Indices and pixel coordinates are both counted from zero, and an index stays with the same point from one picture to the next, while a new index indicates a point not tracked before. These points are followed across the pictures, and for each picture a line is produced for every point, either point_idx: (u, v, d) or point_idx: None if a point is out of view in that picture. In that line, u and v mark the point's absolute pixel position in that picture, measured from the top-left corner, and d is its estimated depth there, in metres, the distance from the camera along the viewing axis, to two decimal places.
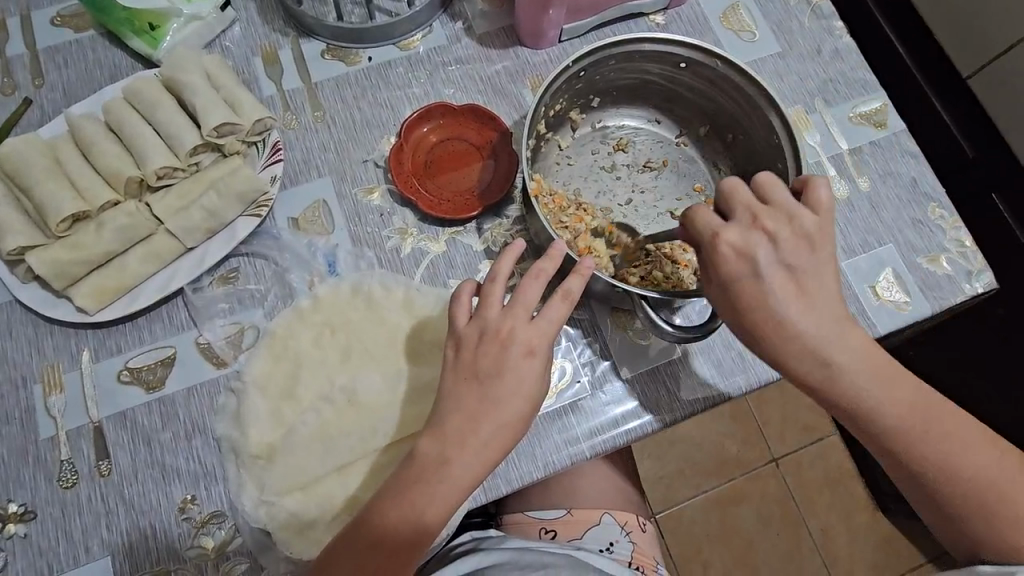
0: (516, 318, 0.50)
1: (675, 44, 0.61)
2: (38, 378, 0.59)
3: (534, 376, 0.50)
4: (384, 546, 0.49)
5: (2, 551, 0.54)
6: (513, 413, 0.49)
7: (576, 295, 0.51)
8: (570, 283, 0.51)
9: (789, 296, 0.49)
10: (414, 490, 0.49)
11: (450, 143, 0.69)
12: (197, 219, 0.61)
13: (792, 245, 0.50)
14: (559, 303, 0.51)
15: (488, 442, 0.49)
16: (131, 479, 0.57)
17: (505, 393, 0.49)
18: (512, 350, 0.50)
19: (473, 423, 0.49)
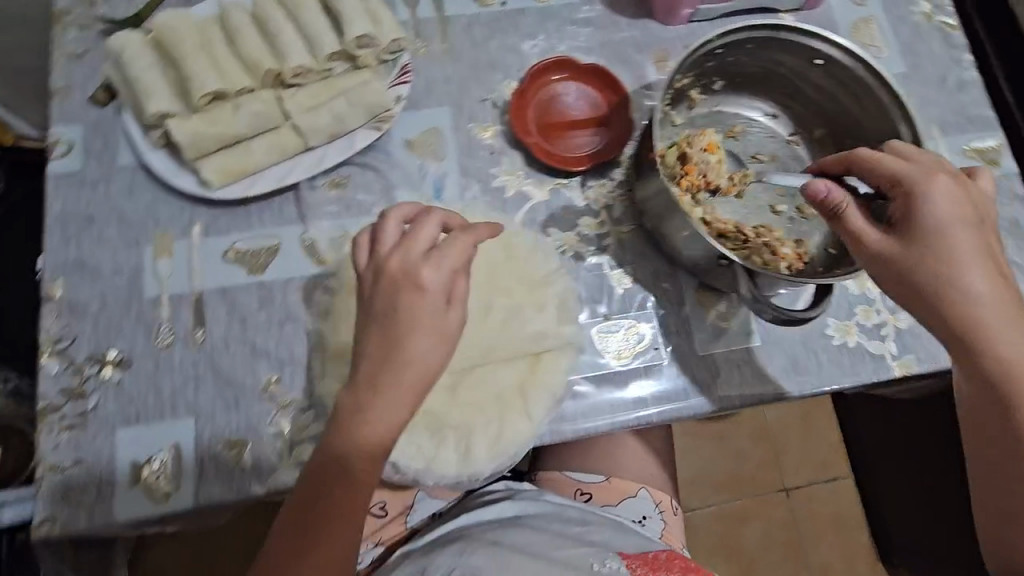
0: (424, 259, 0.52)
1: (818, 39, 0.61)
2: (150, 241, 0.62)
3: (443, 322, 0.52)
4: (327, 498, 0.51)
5: (96, 392, 0.57)
6: (423, 361, 0.51)
7: (482, 238, 0.54)
8: (461, 241, 0.53)
9: (968, 258, 0.52)
10: (349, 441, 0.50)
11: (570, 97, 0.69)
12: (325, 120, 0.63)
13: (963, 206, 0.52)
14: (454, 253, 0.52)
15: (409, 387, 0.50)
16: (223, 350, 0.59)
17: (417, 339, 0.51)
18: (407, 291, 0.51)
19: (382, 368, 0.50)
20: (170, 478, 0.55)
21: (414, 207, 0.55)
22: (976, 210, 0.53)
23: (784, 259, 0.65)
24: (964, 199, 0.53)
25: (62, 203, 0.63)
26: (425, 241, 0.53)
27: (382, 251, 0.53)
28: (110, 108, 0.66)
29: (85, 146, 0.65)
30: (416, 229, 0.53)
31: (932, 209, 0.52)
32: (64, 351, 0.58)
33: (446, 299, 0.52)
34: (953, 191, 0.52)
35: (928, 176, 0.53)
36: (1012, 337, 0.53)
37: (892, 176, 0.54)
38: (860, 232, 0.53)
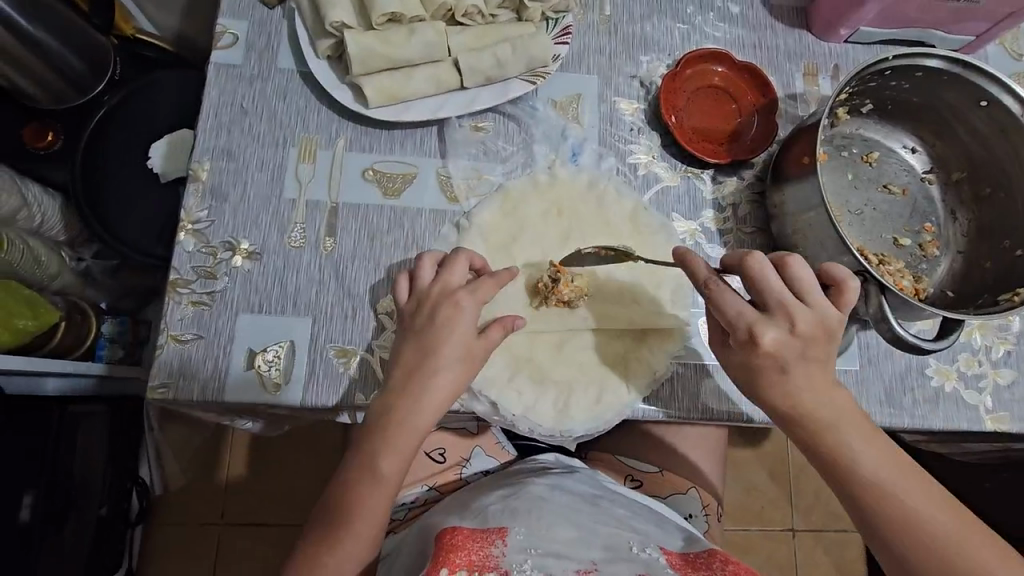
0: (460, 288, 0.55)
1: (991, 79, 0.61)
2: (296, 145, 0.64)
3: (467, 345, 0.54)
4: (358, 485, 0.53)
5: (226, 276, 0.59)
6: (449, 381, 0.53)
7: (501, 277, 0.56)
8: (483, 283, 0.55)
9: (767, 365, 0.53)
10: (367, 443, 0.53)
11: (719, 92, 0.70)
12: (485, 62, 0.64)
13: (813, 345, 0.52)
14: (484, 283, 0.55)
15: (439, 397, 0.53)
16: (349, 262, 0.61)
17: (446, 351, 0.53)
18: (443, 310, 0.54)
19: (411, 378, 0.53)
20: (282, 371, 0.57)
21: (469, 254, 0.57)
22: (814, 356, 0.53)
23: (904, 288, 0.64)
24: (802, 346, 0.52)
25: (220, 91, 0.65)
26: (463, 275, 0.56)
27: (421, 284, 0.56)
28: (278, 10, 0.67)
29: (248, 41, 0.66)
30: (450, 263, 0.56)
31: (774, 353, 0.52)
32: (202, 232, 0.60)
33: (476, 330, 0.55)
34: (808, 367, 0.53)
35: (755, 328, 0.52)
36: (927, 501, 0.50)
37: (752, 326, 0.52)
38: (729, 325, 0.53)
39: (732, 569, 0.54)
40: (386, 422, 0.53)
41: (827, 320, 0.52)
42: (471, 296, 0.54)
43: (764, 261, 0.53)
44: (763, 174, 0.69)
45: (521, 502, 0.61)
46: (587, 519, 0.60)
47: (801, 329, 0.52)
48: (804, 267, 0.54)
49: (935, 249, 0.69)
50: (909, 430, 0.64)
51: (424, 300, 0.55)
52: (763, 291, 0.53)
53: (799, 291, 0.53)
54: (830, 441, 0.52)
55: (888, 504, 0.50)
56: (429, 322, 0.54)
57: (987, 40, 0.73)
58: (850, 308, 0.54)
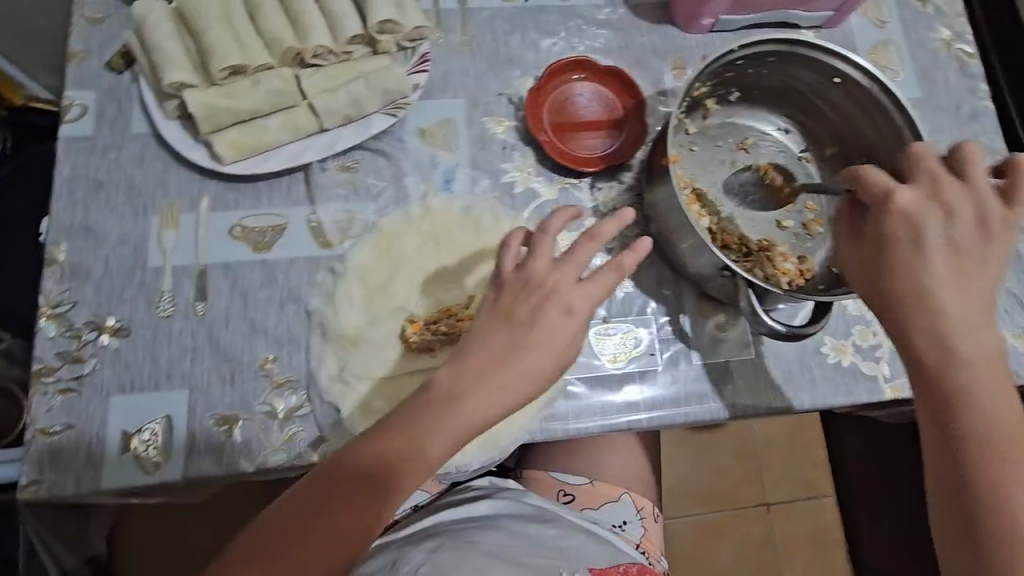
0: (572, 285, 0.51)
1: (838, 56, 0.61)
2: (157, 211, 0.62)
3: (559, 351, 0.51)
4: (360, 496, 0.48)
5: (93, 358, 0.57)
6: (538, 374, 0.50)
7: (531, 231, 0.53)
8: (623, 257, 0.51)
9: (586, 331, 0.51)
10: (357, 494, 0.48)
11: (587, 98, 0.69)
12: (341, 102, 0.63)
13: (977, 254, 0.49)
14: (609, 273, 0.52)
15: (505, 392, 0.50)
16: (222, 325, 0.59)
17: (534, 357, 0.50)
18: (549, 311, 0.51)
19: (498, 375, 0.50)
20: (162, 448, 0.56)
21: (620, 217, 0.53)
22: (973, 262, 0.49)
23: (787, 273, 0.65)
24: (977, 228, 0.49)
25: (71, 166, 0.63)
26: (550, 258, 0.52)
27: (539, 264, 0.52)
28: (127, 74, 0.66)
29: (98, 111, 0.64)
30: (574, 252, 0.52)
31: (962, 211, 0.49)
32: (63, 315, 0.58)
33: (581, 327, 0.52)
34: (966, 243, 0.49)
35: (941, 204, 0.49)
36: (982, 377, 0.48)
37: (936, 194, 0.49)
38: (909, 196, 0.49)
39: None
40: (384, 464, 0.48)
41: (987, 203, 0.49)
42: (578, 318, 0.51)
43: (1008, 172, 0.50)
44: (640, 176, 0.68)
45: (443, 556, 0.61)
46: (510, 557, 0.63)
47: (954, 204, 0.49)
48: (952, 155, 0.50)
49: (819, 227, 0.69)
50: (811, 410, 0.65)
51: (528, 285, 0.51)
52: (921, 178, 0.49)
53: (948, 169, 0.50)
54: (972, 351, 0.48)
55: (1001, 528, 0.46)
56: (534, 323, 0.51)
57: (847, 12, 0.75)
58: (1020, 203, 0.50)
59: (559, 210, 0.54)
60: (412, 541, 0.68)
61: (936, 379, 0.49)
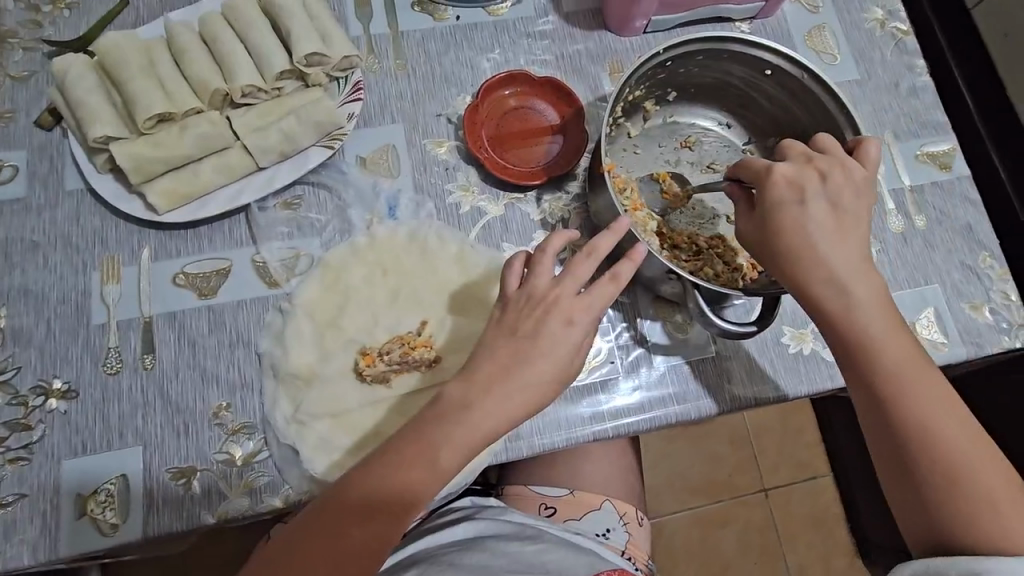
0: (572, 300, 0.52)
1: (765, 48, 0.62)
2: (98, 266, 0.61)
3: (565, 367, 0.52)
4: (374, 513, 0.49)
5: (41, 423, 0.56)
6: (544, 391, 0.52)
7: (600, 250, 0.53)
8: (620, 267, 0.52)
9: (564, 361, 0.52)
10: (368, 516, 0.49)
11: (525, 112, 0.69)
12: (274, 140, 0.62)
13: (845, 216, 0.55)
14: (606, 284, 0.53)
15: (519, 397, 0.51)
16: (172, 376, 0.58)
17: (537, 376, 0.51)
18: (552, 321, 0.52)
19: (505, 376, 0.51)
20: (118, 509, 0.54)
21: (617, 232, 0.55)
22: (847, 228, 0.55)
23: (738, 268, 0.65)
24: (843, 192, 0.55)
25: (7, 229, 0.62)
26: (549, 277, 0.54)
27: (535, 280, 0.53)
28: (57, 131, 0.65)
29: (31, 171, 0.64)
30: (573, 264, 0.53)
31: (824, 178, 0.55)
32: (8, 382, 0.57)
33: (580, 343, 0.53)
34: (834, 202, 0.55)
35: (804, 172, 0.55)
36: (880, 326, 0.53)
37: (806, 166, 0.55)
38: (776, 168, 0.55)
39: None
40: (389, 484, 0.49)
41: (849, 171, 0.55)
42: (579, 329, 0.52)
43: (864, 150, 0.57)
44: (586, 184, 0.68)
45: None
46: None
47: (821, 170, 0.55)
48: (824, 137, 0.58)
49: None
50: (775, 402, 0.65)
51: (533, 300, 0.53)
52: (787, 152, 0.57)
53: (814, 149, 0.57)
54: (864, 308, 0.53)
55: (953, 473, 0.51)
56: (536, 336, 0.52)
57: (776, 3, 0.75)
58: (873, 165, 0.57)
59: (555, 232, 0.55)
60: (394, 573, 0.68)
61: (844, 337, 0.54)
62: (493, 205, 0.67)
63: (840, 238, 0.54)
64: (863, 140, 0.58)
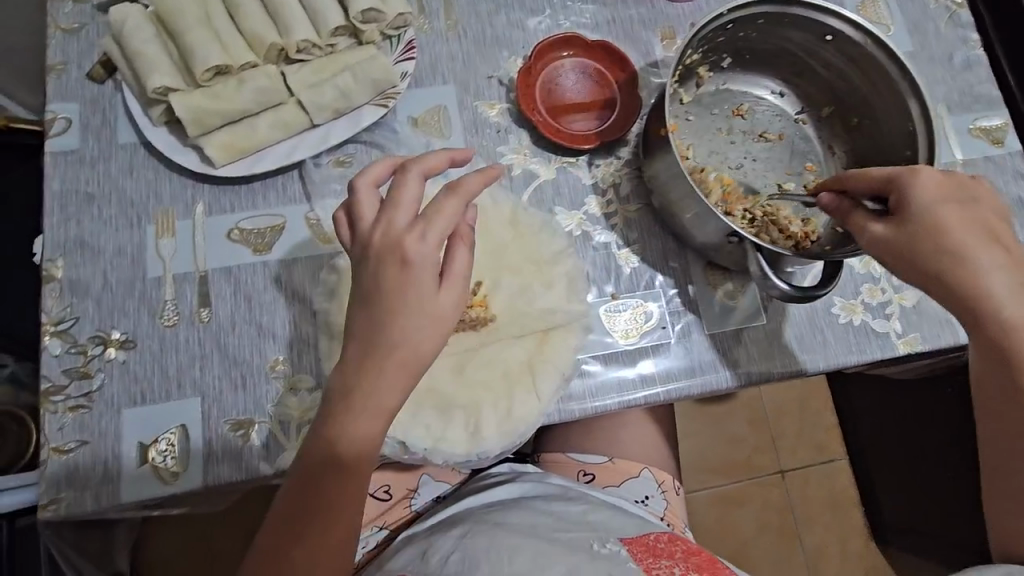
0: (406, 230, 0.46)
1: (829, 13, 0.61)
2: (152, 220, 0.61)
3: (436, 305, 0.47)
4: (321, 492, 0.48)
5: (100, 372, 0.57)
6: (416, 340, 0.46)
7: (429, 163, 0.49)
8: (467, 182, 0.48)
9: (413, 302, 0.46)
10: (328, 508, 0.48)
11: (579, 76, 0.69)
12: (330, 96, 0.62)
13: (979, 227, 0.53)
14: (450, 198, 0.47)
15: (388, 353, 0.46)
16: (229, 330, 0.59)
17: (399, 319, 0.46)
18: (388, 266, 0.46)
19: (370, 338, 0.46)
20: (179, 458, 0.55)
21: (446, 152, 0.50)
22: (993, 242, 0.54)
23: (792, 236, 0.65)
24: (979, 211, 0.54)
25: (61, 180, 0.62)
26: (372, 212, 0.48)
27: (362, 225, 0.48)
28: (109, 84, 0.64)
29: (84, 122, 0.63)
30: (395, 194, 0.47)
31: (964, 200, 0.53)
32: (67, 331, 0.58)
33: (437, 273, 0.48)
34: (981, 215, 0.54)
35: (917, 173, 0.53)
36: None
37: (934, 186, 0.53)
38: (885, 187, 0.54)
39: (693, 561, 0.64)
40: (322, 462, 0.47)
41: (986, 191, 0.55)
42: (427, 263, 0.47)
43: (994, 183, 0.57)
44: (638, 149, 0.68)
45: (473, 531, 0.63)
46: (543, 531, 0.63)
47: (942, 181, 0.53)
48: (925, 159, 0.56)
49: None
50: (826, 371, 0.65)
51: (368, 249, 0.47)
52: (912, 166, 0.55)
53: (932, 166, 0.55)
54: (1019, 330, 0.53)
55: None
56: (374, 281, 0.46)
57: None
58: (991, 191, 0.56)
59: (363, 170, 0.50)
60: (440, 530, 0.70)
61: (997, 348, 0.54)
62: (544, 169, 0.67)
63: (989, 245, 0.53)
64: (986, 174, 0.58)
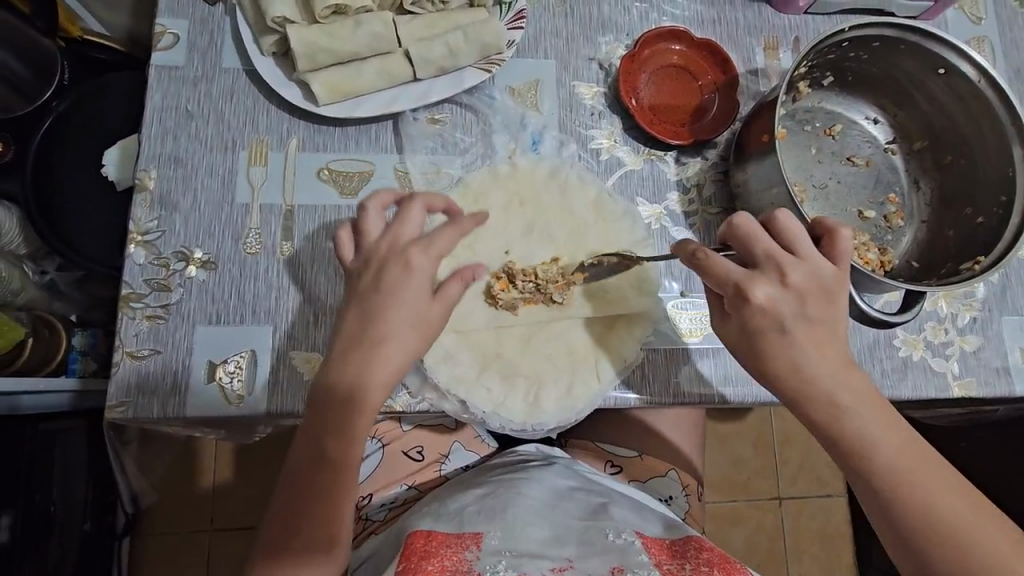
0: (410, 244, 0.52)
1: (949, 46, 0.60)
2: (246, 147, 0.62)
3: (436, 314, 0.52)
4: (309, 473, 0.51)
5: (180, 287, 0.58)
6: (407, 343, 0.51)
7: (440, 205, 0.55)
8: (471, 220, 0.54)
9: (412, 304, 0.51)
10: (319, 490, 0.51)
11: (679, 72, 0.68)
12: (437, 54, 0.62)
13: (811, 301, 0.51)
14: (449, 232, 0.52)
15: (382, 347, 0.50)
16: (308, 267, 0.59)
17: (394, 321, 0.50)
18: (392, 271, 0.51)
19: (367, 337, 0.50)
20: (245, 381, 0.56)
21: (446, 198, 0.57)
22: (812, 311, 0.51)
23: (872, 262, 0.64)
24: (800, 300, 0.51)
25: (162, 95, 0.62)
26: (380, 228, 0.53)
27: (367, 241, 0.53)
28: (219, 7, 0.65)
29: (190, 41, 0.64)
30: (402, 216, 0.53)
31: (771, 310, 0.50)
32: (152, 243, 0.59)
33: (431, 288, 0.52)
34: (810, 329, 0.51)
35: (751, 287, 0.51)
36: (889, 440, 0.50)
37: (742, 283, 0.51)
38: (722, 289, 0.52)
39: (706, 557, 0.56)
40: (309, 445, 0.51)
41: (800, 261, 0.51)
42: (427, 264, 0.51)
43: (845, 238, 0.53)
44: (726, 153, 0.68)
45: (496, 500, 0.62)
46: (563, 515, 0.62)
47: (794, 280, 0.51)
48: (786, 222, 0.52)
49: (900, 220, 0.69)
50: (879, 401, 0.65)
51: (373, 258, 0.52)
52: (756, 246, 0.52)
53: (789, 245, 0.52)
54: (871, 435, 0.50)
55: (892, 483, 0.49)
56: (375, 288, 0.51)
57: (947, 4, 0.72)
58: (845, 257, 0.53)
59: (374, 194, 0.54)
60: None
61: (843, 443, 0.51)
62: (632, 160, 0.67)
63: (812, 334, 0.51)
64: (833, 231, 0.53)
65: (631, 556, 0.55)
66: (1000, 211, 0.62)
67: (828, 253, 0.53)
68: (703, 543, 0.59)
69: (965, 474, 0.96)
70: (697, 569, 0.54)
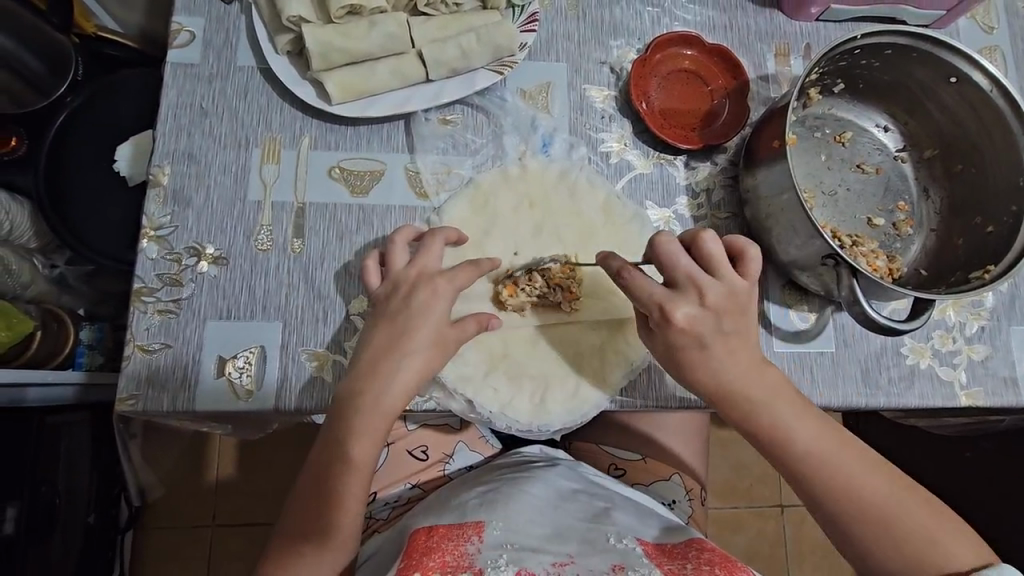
0: (437, 274, 0.54)
1: (960, 54, 0.60)
2: (259, 145, 0.62)
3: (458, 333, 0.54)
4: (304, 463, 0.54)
5: (191, 282, 0.58)
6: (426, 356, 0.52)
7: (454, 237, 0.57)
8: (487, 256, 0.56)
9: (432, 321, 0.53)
10: (323, 490, 0.52)
11: (690, 77, 0.69)
12: (449, 55, 0.62)
13: (726, 318, 0.53)
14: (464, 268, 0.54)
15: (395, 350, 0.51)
16: (318, 264, 0.60)
17: (418, 338, 0.52)
18: (421, 294, 0.53)
19: (390, 351, 0.52)
20: (253, 376, 0.56)
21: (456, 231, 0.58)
22: (726, 327, 0.53)
23: (880, 270, 0.65)
24: (715, 318, 0.52)
25: (178, 92, 0.63)
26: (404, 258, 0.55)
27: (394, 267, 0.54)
28: (235, 5, 0.65)
29: (206, 39, 0.64)
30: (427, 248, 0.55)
31: (689, 330, 0.52)
32: (164, 238, 0.59)
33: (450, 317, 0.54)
34: (727, 340, 0.53)
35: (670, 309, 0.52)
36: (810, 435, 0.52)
37: (662, 304, 0.52)
38: (644, 309, 0.53)
39: (707, 556, 0.56)
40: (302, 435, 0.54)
41: (720, 284, 0.53)
42: (449, 282, 0.53)
43: (755, 258, 0.55)
44: (736, 158, 0.68)
45: (499, 499, 0.62)
46: (566, 515, 0.62)
47: (710, 300, 0.52)
48: (708, 239, 0.53)
49: (909, 228, 0.69)
50: (886, 409, 0.65)
51: (398, 284, 0.54)
52: (672, 267, 0.53)
53: (708, 264, 0.53)
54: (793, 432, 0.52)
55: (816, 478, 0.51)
56: (405, 310, 0.53)
57: (960, 13, 0.72)
58: (755, 274, 0.55)
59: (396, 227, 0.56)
60: None
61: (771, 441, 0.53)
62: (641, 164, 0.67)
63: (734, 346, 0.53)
64: (746, 248, 0.55)
65: (632, 557, 0.56)
66: (1010, 220, 0.61)
67: (738, 270, 0.55)
68: (706, 544, 0.59)
69: (970, 483, 0.96)
70: (699, 568, 0.54)
